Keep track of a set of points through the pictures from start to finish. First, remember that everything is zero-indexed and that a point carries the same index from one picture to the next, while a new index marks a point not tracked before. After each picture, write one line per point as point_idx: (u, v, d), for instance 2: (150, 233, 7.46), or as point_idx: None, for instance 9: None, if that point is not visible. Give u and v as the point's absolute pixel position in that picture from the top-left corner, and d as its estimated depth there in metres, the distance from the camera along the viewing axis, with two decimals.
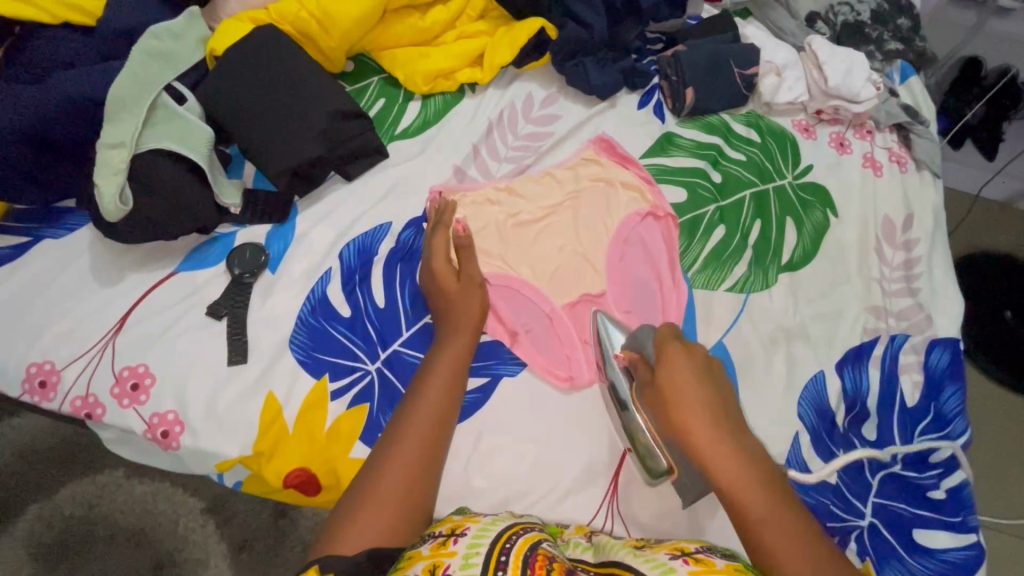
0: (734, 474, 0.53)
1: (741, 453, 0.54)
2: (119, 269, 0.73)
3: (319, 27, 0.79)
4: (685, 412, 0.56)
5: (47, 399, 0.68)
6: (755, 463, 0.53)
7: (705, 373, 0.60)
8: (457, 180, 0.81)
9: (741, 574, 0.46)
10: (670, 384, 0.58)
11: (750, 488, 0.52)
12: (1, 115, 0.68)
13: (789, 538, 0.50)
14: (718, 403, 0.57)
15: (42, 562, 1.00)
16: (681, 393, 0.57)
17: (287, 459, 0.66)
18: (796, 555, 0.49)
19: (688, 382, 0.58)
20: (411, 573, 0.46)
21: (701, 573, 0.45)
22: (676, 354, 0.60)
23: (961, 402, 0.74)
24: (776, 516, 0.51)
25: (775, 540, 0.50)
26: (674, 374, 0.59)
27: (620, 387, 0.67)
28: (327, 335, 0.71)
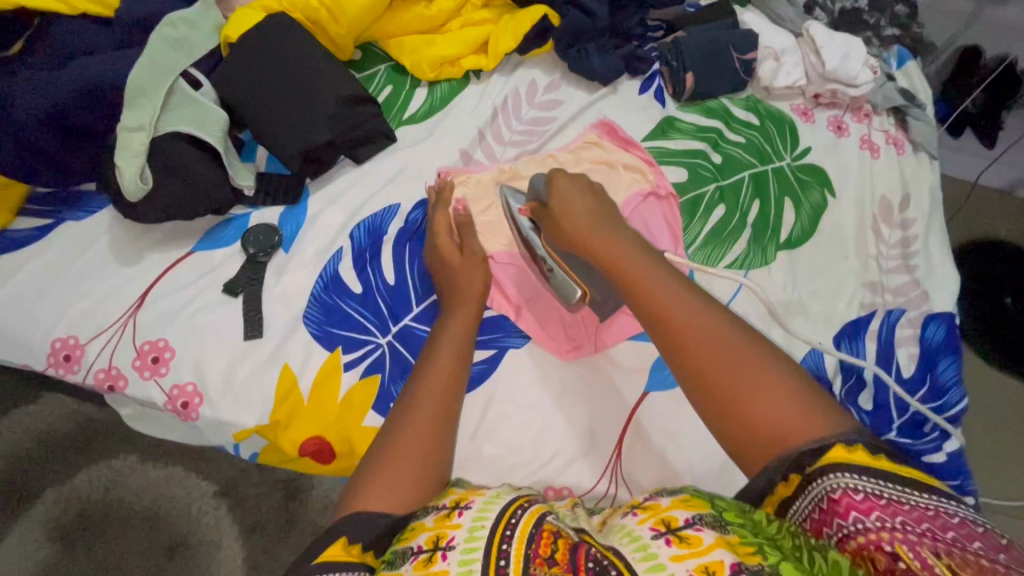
0: (620, 252, 0.58)
1: (637, 250, 0.59)
2: (138, 249, 0.76)
3: (329, 15, 0.81)
4: (580, 226, 0.63)
5: (72, 371, 0.71)
6: (648, 255, 0.58)
7: (593, 197, 0.66)
8: (463, 163, 0.84)
9: (684, 503, 0.48)
10: (566, 206, 0.65)
11: (642, 270, 0.55)
12: (27, 100, 0.71)
13: (686, 306, 0.52)
14: (610, 218, 0.63)
15: (61, 540, 1.03)
16: (576, 214, 0.64)
17: (302, 429, 0.69)
18: (691, 314, 0.51)
19: (578, 201, 0.65)
20: (414, 544, 0.49)
21: (648, 520, 0.47)
22: (563, 180, 0.67)
23: (957, 373, 0.75)
24: (670, 290, 0.53)
25: (674, 312, 0.52)
26: (566, 198, 0.66)
27: (533, 239, 0.73)
28: (340, 310, 0.73)
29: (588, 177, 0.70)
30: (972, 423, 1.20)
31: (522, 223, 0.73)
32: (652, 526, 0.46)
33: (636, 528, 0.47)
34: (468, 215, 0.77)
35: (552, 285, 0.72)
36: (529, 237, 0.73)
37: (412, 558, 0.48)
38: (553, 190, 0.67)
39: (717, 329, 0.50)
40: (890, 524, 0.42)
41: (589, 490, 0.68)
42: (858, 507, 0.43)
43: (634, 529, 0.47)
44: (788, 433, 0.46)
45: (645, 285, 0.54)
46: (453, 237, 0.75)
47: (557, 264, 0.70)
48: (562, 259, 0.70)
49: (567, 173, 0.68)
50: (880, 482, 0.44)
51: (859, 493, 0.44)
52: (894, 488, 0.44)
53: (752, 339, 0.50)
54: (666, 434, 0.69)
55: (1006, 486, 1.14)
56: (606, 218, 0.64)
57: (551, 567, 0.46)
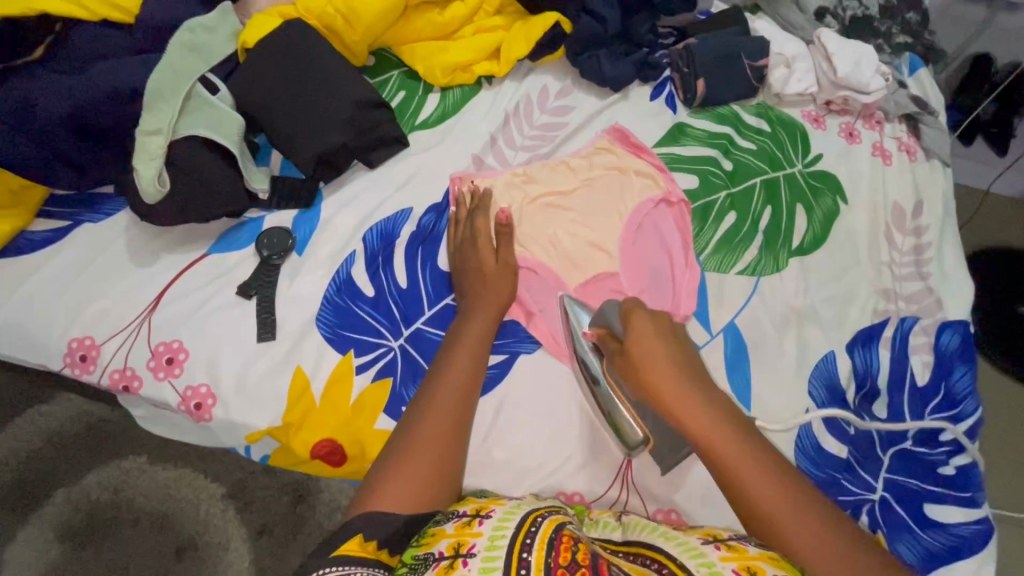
0: (664, 382, 0.58)
1: (707, 401, 0.56)
2: (152, 251, 0.77)
3: (344, 22, 0.82)
4: (669, 392, 0.57)
5: (87, 371, 0.72)
6: (719, 406, 0.56)
7: (672, 341, 0.62)
8: (474, 168, 0.84)
9: (772, 557, 0.47)
10: (650, 371, 0.59)
11: (763, 485, 0.52)
12: (50, 103, 0.72)
13: (797, 518, 0.50)
14: (705, 386, 0.58)
15: (70, 542, 1.04)
16: (668, 384, 0.57)
17: (314, 431, 0.69)
18: (808, 541, 0.49)
19: (653, 343, 0.61)
20: (436, 550, 0.49)
21: (733, 560, 0.46)
22: (639, 318, 0.63)
23: (972, 382, 0.75)
24: (788, 504, 0.51)
25: (794, 538, 0.50)
26: (654, 360, 0.59)
27: (592, 365, 0.68)
28: (352, 313, 0.74)
29: (669, 321, 0.65)
30: (986, 434, 1.18)
31: (583, 349, 0.69)
32: (736, 569, 0.45)
33: (717, 562, 0.46)
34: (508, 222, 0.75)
35: (611, 424, 0.68)
36: (590, 365, 0.69)
37: (433, 564, 0.47)
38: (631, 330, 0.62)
39: (790, 496, 0.51)
40: None
41: (599, 496, 0.67)
42: None
43: (713, 561, 0.46)
44: None
45: (762, 497, 0.51)
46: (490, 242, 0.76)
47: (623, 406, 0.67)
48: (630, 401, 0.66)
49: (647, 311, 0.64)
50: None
51: None
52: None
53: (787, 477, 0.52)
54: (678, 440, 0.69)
55: (1018, 499, 1.12)
56: (664, 346, 0.61)
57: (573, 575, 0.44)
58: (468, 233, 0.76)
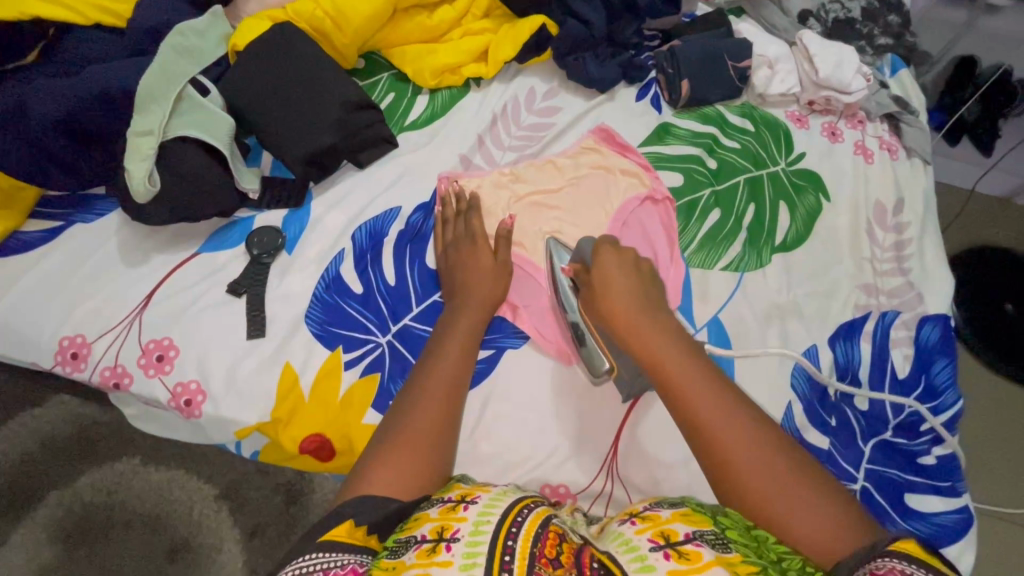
0: (620, 307, 0.64)
1: (657, 324, 0.62)
2: (143, 250, 0.78)
3: (333, 25, 0.83)
4: (626, 320, 0.63)
5: (78, 370, 0.73)
6: (666, 327, 0.62)
7: (635, 277, 0.68)
8: (462, 167, 0.86)
9: (684, 516, 0.49)
10: (609, 298, 0.66)
11: (707, 397, 0.55)
12: (41, 105, 0.73)
13: (729, 420, 0.54)
14: (661, 319, 0.63)
15: (62, 543, 1.04)
16: (622, 310, 0.64)
17: (303, 426, 0.70)
18: (748, 447, 0.52)
19: (617, 273, 0.67)
20: (418, 533, 0.50)
21: (647, 530, 0.48)
22: (607, 252, 0.69)
23: (952, 375, 0.76)
24: (737, 426, 0.53)
25: (726, 439, 0.53)
26: (616, 286, 0.66)
27: (569, 298, 0.73)
28: (341, 310, 0.75)
29: (636, 255, 0.70)
30: (973, 430, 1.20)
31: (561, 282, 0.74)
32: (651, 538, 0.47)
33: (633, 537, 0.48)
34: (511, 229, 0.78)
35: (580, 352, 0.72)
36: (564, 297, 0.73)
37: (415, 546, 0.48)
38: (598, 262, 0.69)
39: (722, 395, 0.55)
40: None
41: (584, 489, 0.68)
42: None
43: (631, 537, 0.48)
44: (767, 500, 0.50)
45: (710, 422, 0.54)
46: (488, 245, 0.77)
47: (591, 332, 0.71)
48: (597, 329, 0.70)
49: (614, 246, 0.70)
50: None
51: None
52: None
53: (723, 382, 0.57)
54: (661, 429, 0.70)
55: (1007, 494, 1.13)
56: (628, 279, 0.67)
57: (556, 568, 0.46)
58: (465, 232, 0.77)
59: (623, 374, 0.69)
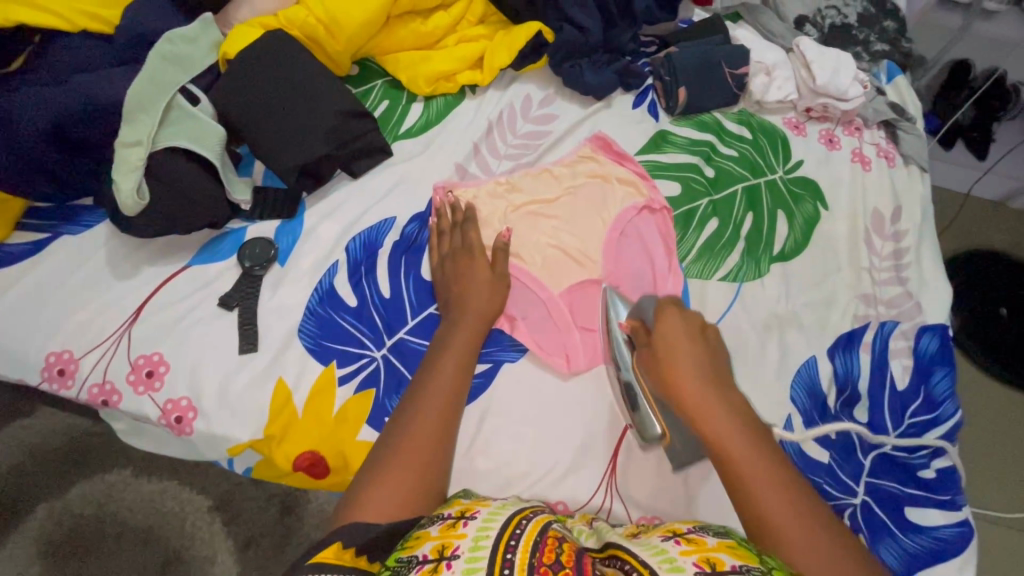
0: (687, 381, 0.59)
1: (726, 402, 0.57)
2: (132, 263, 0.76)
3: (326, 31, 0.82)
4: (693, 394, 0.58)
5: (66, 386, 0.71)
6: (737, 408, 0.57)
7: (701, 344, 0.62)
8: (458, 177, 0.84)
9: (732, 549, 0.47)
10: (678, 370, 0.60)
11: (781, 499, 0.51)
12: (27, 115, 0.71)
13: (803, 525, 0.50)
14: (742, 408, 0.57)
15: (52, 558, 1.02)
16: (689, 382, 0.58)
17: (297, 442, 0.69)
18: (822, 560, 0.49)
19: (688, 349, 0.61)
20: (420, 553, 0.48)
21: (692, 554, 0.46)
22: (672, 316, 0.65)
23: (950, 385, 0.75)
24: (833, 562, 0.49)
25: (798, 548, 0.49)
26: (683, 354, 0.61)
27: (622, 353, 0.69)
28: (335, 323, 0.73)
29: (701, 319, 0.65)
30: (969, 434, 1.20)
31: (616, 340, 0.70)
32: (695, 562, 0.45)
33: (676, 555, 0.46)
34: (509, 242, 0.77)
35: (630, 414, 0.68)
36: (618, 355, 0.70)
37: (417, 567, 0.46)
38: (661, 326, 0.64)
39: (796, 496, 0.52)
40: None
41: (583, 504, 0.67)
42: None
43: (674, 556, 0.46)
44: None
45: (799, 551, 0.49)
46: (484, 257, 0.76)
47: (645, 396, 0.67)
48: (653, 396, 0.67)
49: (679, 308, 0.65)
50: None
51: None
52: None
53: (796, 480, 0.53)
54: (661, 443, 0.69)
55: (1002, 497, 1.14)
56: (694, 348, 0.62)
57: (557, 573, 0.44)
58: (461, 243, 0.76)
59: (675, 440, 0.67)
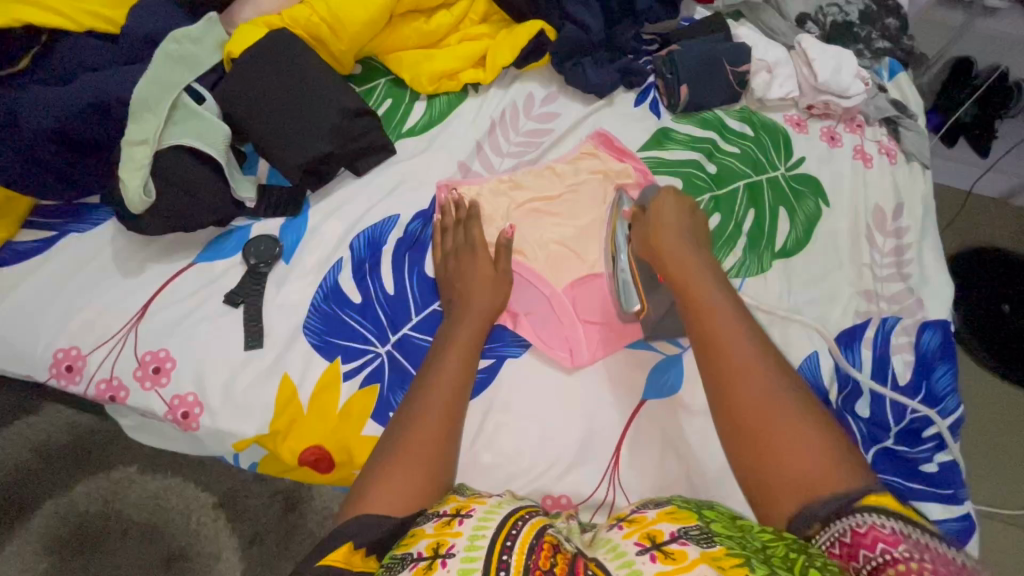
0: (665, 239, 0.68)
1: (698, 258, 0.66)
2: (139, 261, 0.77)
3: (329, 30, 0.83)
4: (671, 248, 0.67)
5: (73, 382, 0.72)
6: (708, 265, 0.66)
7: (690, 220, 0.71)
8: (461, 174, 0.85)
9: (670, 516, 0.49)
10: (661, 234, 0.69)
11: (726, 320, 0.58)
12: (34, 114, 0.72)
13: (740, 338, 0.57)
14: (712, 268, 0.65)
15: (58, 554, 1.03)
16: (668, 243, 0.68)
17: (301, 438, 0.69)
18: (749, 363, 0.55)
19: (677, 224, 0.70)
20: (414, 550, 0.49)
21: (633, 534, 0.48)
22: (668, 199, 0.72)
23: (952, 381, 0.76)
24: (756, 367, 0.54)
25: (733, 350, 0.56)
26: (668, 221, 0.70)
27: (620, 250, 0.76)
28: (340, 320, 0.74)
29: (694, 205, 0.74)
30: (971, 431, 1.20)
31: (618, 223, 0.78)
32: (637, 541, 0.47)
33: (621, 542, 0.47)
34: (511, 238, 0.77)
35: (614, 287, 0.75)
36: (616, 235, 0.77)
37: (411, 564, 0.47)
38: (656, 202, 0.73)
39: (743, 323, 0.58)
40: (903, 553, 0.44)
41: (587, 498, 0.68)
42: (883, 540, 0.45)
43: (618, 543, 0.47)
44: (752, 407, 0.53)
45: (731, 352, 0.56)
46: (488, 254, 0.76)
47: (630, 270, 0.75)
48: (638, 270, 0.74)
49: (676, 191, 0.74)
50: (902, 524, 0.45)
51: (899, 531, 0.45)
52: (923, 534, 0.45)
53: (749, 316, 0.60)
54: (663, 437, 0.70)
55: (1005, 494, 1.14)
56: (681, 221, 0.70)
57: None
58: (464, 240, 0.77)
59: (652, 315, 0.73)
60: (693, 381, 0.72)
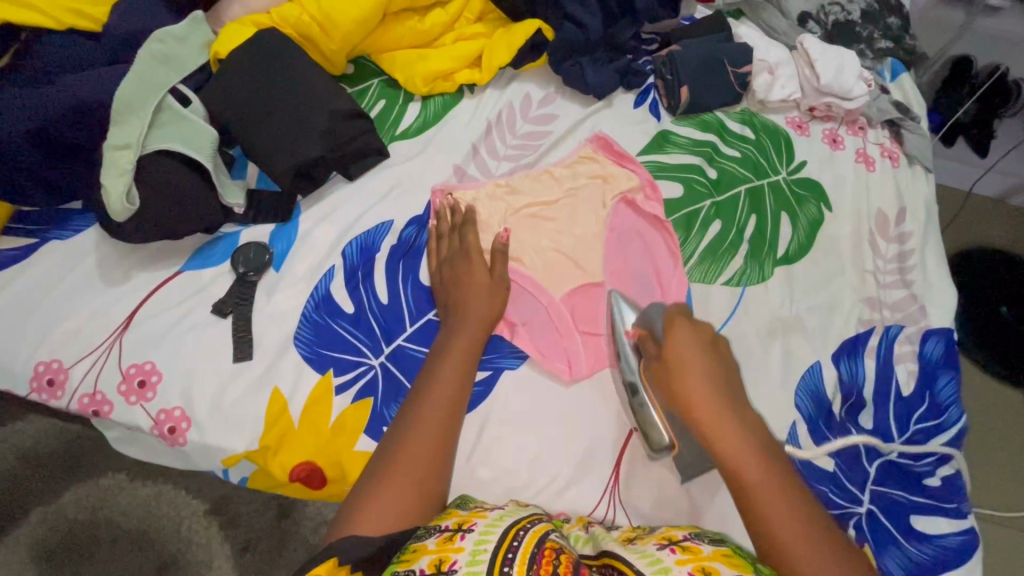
0: (698, 393, 0.56)
1: (735, 412, 0.56)
2: (123, 269, 0.74)
3: (320, 30, 0.80)
4: (706, 407, 0.56)
5: (55, 397, 0.69)
6: (747, 421, 0.55)
7: (712, 353, 0.60)
8: (457, 179, 0.83)
9: (727, 557, 0.46)
10: (687, 387, 0.57)
11: (786, 516, 0.50)
12: (12, 117, 0.69)
13: (805, 540, 0.49)
14: (756, 428, 0.55)
15: (46, 564, 1.01)
16: (700, 396, 0.56)
17: (293, 453, 0.67)
18: (824, 569, 0.48)
19: (699, 363, 0.59)
20: (416, 566, 0.46)
21: (687, 563, 0.45)
22: (683, 327, 0.62)
23: (955, 390, 0.75)
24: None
25: (806, 565, 0.49)
26: (692, 365, 0.58)
27: (631, 369, 0.67)
28: (332, 331, 0.72)
29: (711, 331, 0.63)
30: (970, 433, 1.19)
31: (624, 350, 0.67)
32: (690, 571, 0.44)
33: (671, 565, 0.45)
34: (507, 244, 0.75)
35: (637, 424, 0.66)
36: (625, 363, 0.67)
37: None
38: (671, 338, 0.61)
39: (795, 502, 0.51)
40: None
41: (586, 514, 0.66)
42: None
43: (669, 565, 0.45)
44: None
45: (805, 563, 0.49)
46: (485, 262, 0.74)
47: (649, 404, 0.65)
48: (658, 404, 0.64)
49: (690, 321, 0.63)
50: None
51: None
52: None
53: (798, 490, 0.52)
54: (664, 451, 0.68)
55: (1003, 497, 1.13)
56: (706, 359, 0.59)
57: None
58: (460, 247, 0.75)
59: (684, 450, 0.65)
60: None
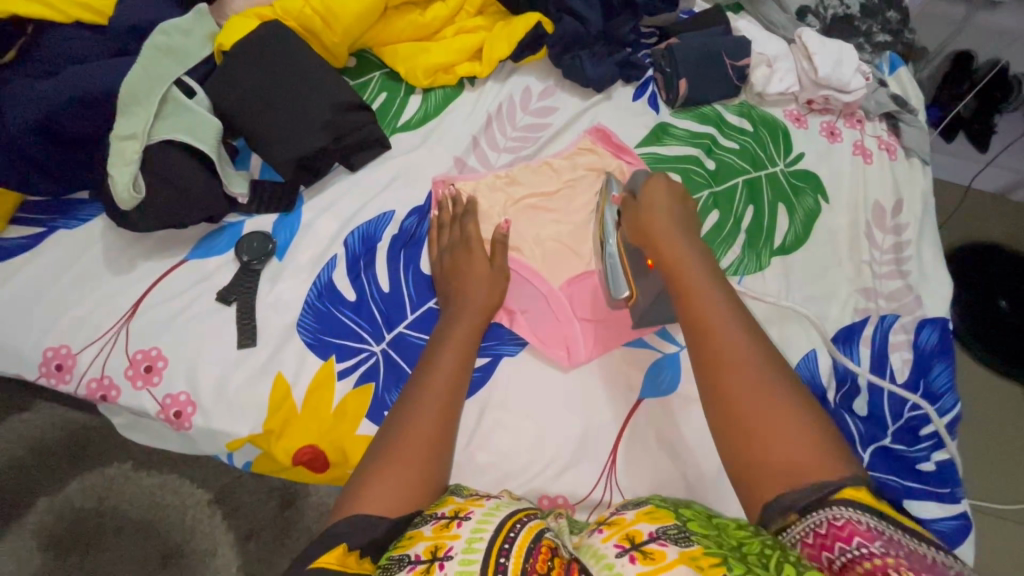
0: (656, 213, 0.63)
1: (686, 232, 0.61)
2: (130, 257, 0.76)
3: (323, 23, 0.81)
4: (660, 222, 0.62)
5: (63, 381, 0.71)
6: (700, 246, 0.60)
7: (683, 200, 0.64)
8: (457, 170, 0.84)
9: (649, 516, 0.48)
10: (651, 212, 0.63)
11: (711, 298, 0.54)
12: (20, 107, 0.71)
13: (727, 319, 0.53)
14: (723, 280, 0.56)
15: (53, 551, 1.02)
16: (659, 215, 0.62)
17: (295, 438, 0.69)
18: (737, 345, 0.51)
19: (669, 201, 0.63)
20: (412, 552, 0.48)
21: (613, 536, 0.47)
22: (659, 183, 0.65)
23: (949, 379, 0.76)
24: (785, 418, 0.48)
25: (722, 334, 0.52)
26: (659, 197, 0.64)
27: (610, 238, 0.71)
28: (334, 318, 0.73)
29: (685, 190, 0.65)
30: (968, 427, 1.20)
31: (608, 210, 0.72)
32: (617, 543, 0.46)
33: (601, 545, 0.46)
34: (507, 234, 0.76)
35: (604, 274, 0.72)
36: (607, 223, 0.72)
37: (409, 568, 0.47)
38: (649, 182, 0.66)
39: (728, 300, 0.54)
40: (880, 548, 0.41)
41: (583, 498, 0.68)
42: (861, 533, 0.43)
43: (598, 547, 0.46)
44: (740, 401, 0.49)
45: (717, 332, 0.52)
46: (485, 252, 0.75)
47: (619, 258, 0.70)
48: (627, 255, 0.70)
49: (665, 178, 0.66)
50: (878, 521, 0.43)
51: (876, 529, 0.43)
52: (903, 535, 0.43)
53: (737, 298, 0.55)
54: (660, 437, 0.69)
55: (1000, 490, 1.14)
56: (672, 197, 0.64)
57: None
58: (460, 237, 0.75)
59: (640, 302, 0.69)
60: (691, 380, 0.71)
